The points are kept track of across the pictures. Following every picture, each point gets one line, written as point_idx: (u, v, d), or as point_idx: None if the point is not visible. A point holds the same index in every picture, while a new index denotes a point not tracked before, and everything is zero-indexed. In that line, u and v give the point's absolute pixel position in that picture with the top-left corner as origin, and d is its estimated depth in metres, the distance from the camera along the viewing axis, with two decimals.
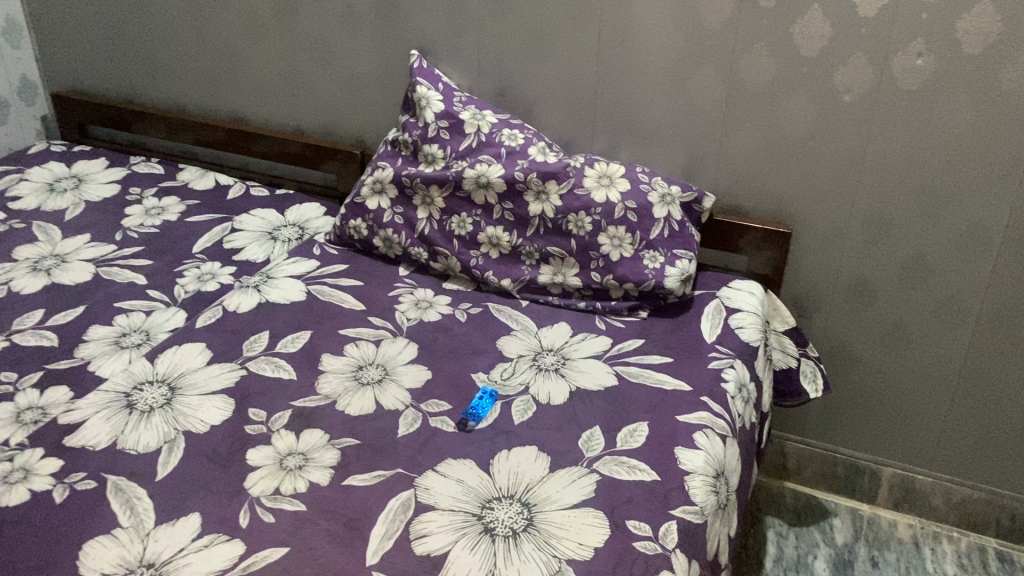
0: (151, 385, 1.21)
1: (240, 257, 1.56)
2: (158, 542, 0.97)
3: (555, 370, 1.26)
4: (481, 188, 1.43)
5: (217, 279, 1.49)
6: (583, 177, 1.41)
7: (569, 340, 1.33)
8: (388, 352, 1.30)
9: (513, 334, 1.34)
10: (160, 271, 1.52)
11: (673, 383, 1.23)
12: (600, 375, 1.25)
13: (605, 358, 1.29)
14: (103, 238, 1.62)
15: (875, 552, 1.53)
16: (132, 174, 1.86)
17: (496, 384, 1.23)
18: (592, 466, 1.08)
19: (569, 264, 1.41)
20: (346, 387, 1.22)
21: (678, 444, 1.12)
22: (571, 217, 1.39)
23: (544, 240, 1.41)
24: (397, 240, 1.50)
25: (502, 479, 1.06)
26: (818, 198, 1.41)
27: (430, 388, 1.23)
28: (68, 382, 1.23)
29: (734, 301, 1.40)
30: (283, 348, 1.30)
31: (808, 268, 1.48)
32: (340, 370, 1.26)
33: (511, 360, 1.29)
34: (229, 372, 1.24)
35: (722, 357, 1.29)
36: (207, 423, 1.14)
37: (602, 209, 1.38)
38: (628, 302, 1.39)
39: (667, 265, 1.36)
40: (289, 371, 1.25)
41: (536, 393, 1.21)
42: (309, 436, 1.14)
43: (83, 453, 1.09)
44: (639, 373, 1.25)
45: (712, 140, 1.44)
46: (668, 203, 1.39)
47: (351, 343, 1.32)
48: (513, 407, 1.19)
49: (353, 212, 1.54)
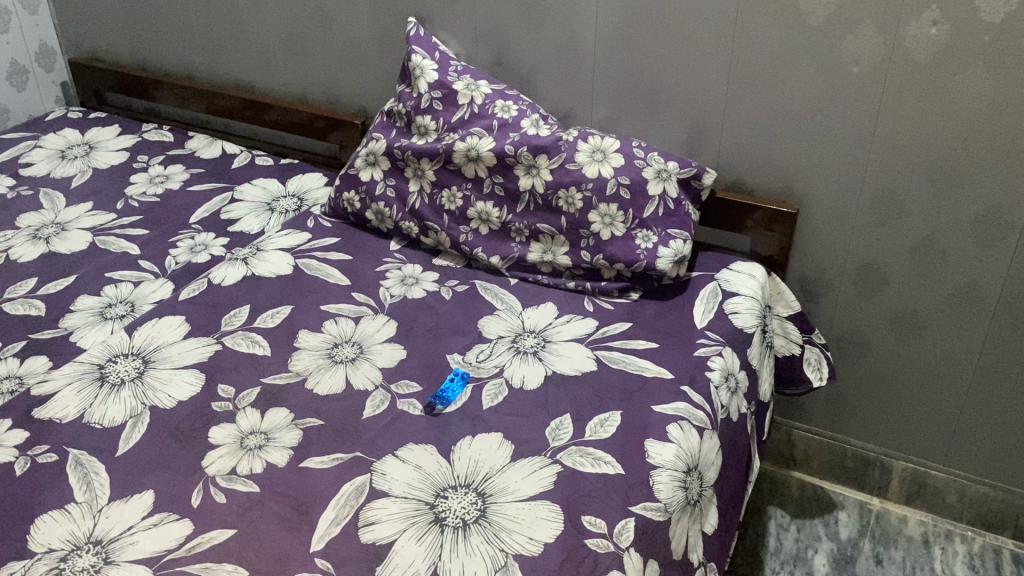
0: (125, 358, 1.21)
1: (234, 228, 1.55)
2: (108, 518, 0.97)
3: (534, 354, 1.22)
4: (472, 161, 1.39)
5: (208, 250, 1.48)
6: (575, 152, 1.35)
7: (552, 322, 1.28)
8: (366, 329, 1.27)
9: (496, 314, 1.30)
10: (154, 241, 1.52)
11: (655, 371, 1.18)
12: (579, 359, 1.20)
13: (587, 342, 1.24)
14: (104, 207, 1.63)
15: (880, 549, 1.45)
16: (142, 141, 1.86)
17: (470, 366, 1.20)
18: (555, 456, 1.04)
19: (559, 242, 1.36)
20: (319, 365, 1.20)
21: (649, 436, 1.07)
22: (562, 192, 1.34)
23: (534, 216, 1.36)
24: (389, 214, 1.47)
25: (461, 466, 1.03)
26: (826, 177, 1.33)
27: (403, 368, 1.20)
28: (48, 352, 1.24)
29: (732, 285, 1.33)
30: (262, 323, 1.28)
31: (816, 250, 1.40)
32: (315, 347, 1.24)
33: (489, 341, 1.24)
34: (205, 347, 1.23)
35: (710, 344, 1.22)
36: (174, 398, 1.14)
37: (593, 186, 1.32)
38: (619, 283, 1.33)
39: (660, 245, 1.30)
40: (264, 347, 1.24)
41: (510, 376, 1.18)
42: (274, 414, 1.12)
43: (49, 425, 1.10)
44: (620, 359, 1.20)
45: (714, 113, 1.36)
46: (664, 179, 1.32)
47: (330, 320, 1.29)
48: (483, 390, 1.15)
49: (346, 184, 1.51)
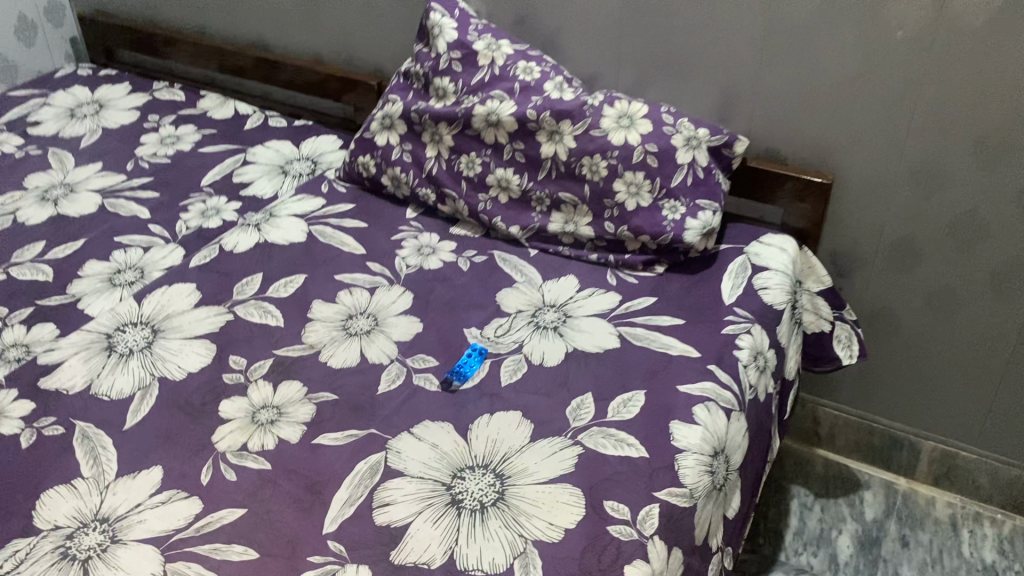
0: (134, 326, 1.17)
1: (247, 192, 1.50)
2: (115, 495, 0.94)
3: (555, 329, 1.17)
4: (492, 126, 1.33)
5: (220, 215, 1.44)
6: (601, 117, 1.29)
7: (574, 296, 1.24)
8: (382, 300, 1.23)
9: (515, 287, 1.26)
10: (165, 204, 1.48)
11: (681, 349, 1.13)
12: (602, 336, 1.16)
13: (609, 318, 1.19)
14: (113, 168, 1.58)
15: (906, 531, 1.41)
16: (153, 100, 1.81)
17: (488, 341, 1.15)
18: (577, 438, 1.00)
19: (582, 212, 1.30)
20: (333, 337, 1.17)
21: (674, 418, 1.03)
22: (585, 160, 1.28)
23: (556, 185, 1.31)
24: (405, 179, 1.42)
25: (479, 446, 1.00)
26: (864, 147, 1.26)
27: (419, 342, 1.16)
28: (56, 319, 1.21)
29: (761, 259, 1.28)
30: (274, 293, 1.24)
31: (850, 223, 1.34)
32: (329, 318, 1.20)
33: (509, 315, 1.20)
34: (216, 316, 1.20)
35: (739, 321, 1.18)
36: (183, 370, 1.11)
37: (618, 153, 1.27)
38: (643, 256, 1.28)
39: (687, 217, 1.25)
40: (276, 318, 1.20)
41: (530, 352, 1.13)
42: (285, 388, 1.09)
43: (56, 397, 1.07)
44: (644, 336, 1.16)
45: (747, 79, 1.30)
46: (693, 147, 1.26)
47: (345, 290, 1.25)
48: (502, 366, 1.11)
49: (361, 147, 1.46)
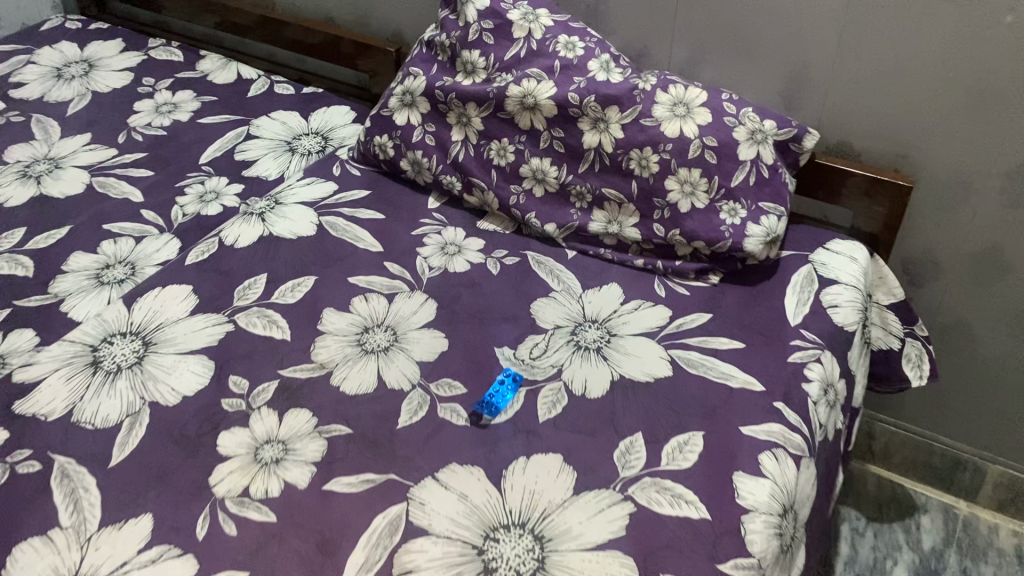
0: (122, 338, 1.04)
1: (250, 173, 1.35)
2: (97, 551, 0.82)
3: (598, 352, 1.03)
4: (528, 109, 1.17)
5: (220, 201, 1.29)
6: (653, 104, 1.13)
7: (618, 310, 1.09)
8: (401, 310, 1.09)
9: (551, 296, 1.11)
10: (159, 186, 1.33)
11: (742, 380, 0.99)
12: (651, 361, 1.02)
13: (659, 338, 1.05)
14: (104, 140, 1.43)
15: (969, 563, 1.29)
16: (148, 60, 1.65)
17: (522, 365, 1.02)
18: (627, 491, 0.87)
19: (628, 211, 1.16)
20: (346, 355, 1.03)
21: (737, 468, 0.90)
22: (634, 153, 1.13)
23: (599, 180, 1.16)
24: (427, 165, 1.26)
25: (514, 499, 0.87)
26: (951, 145, 1.10)
27: (444, 364, 1.02)
28: (35, 325, 1.08)
29: (829, 271, 1.13)
30: (281, 298, 1.10)
31: (926, 228, 1.19)
32: (342, 332, 1.06)
33: (545, 332, 1.06)
34: (216, 327, 1.06)
35: (807, 346, 1.03)
36: (178, 393, 0.98)
37: (672, 147, 1.11)
38: (696, 264, 1.14)
39: (749, 222, 1.10)
40: (283, 330, 1.06)
41: (570, 379, 1.00)
42: (292, 419, 0.96)
43: (33, 424, 0.94)
44: (699, 362, 1.02)
45: (820, 62, 1.13)
46: (758, 141, 1.10)
47: (360, 296, 1.11)
48: (539, 398, 0.98)
49: (379, 126, 1.30)
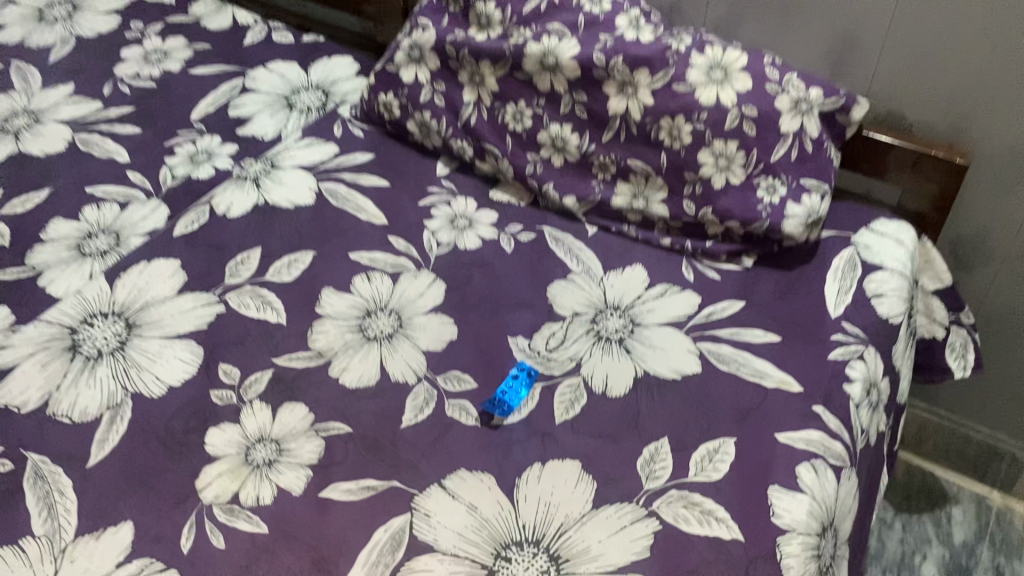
0: (103, 318, 0.95)
1: (245, 132, 1.25)
2: (73, 564, 0.75)
3: (620, 343, 0.95)
4: (548, 70, 1.07)
5: (212, 163, 1.20)
6: (688, 68, 1.02)
7: (642, 295, 1.01)
8: (407, 292, 1.01)
9: (570, 279, 1.02)
10: (147, 144, 1.23)
11: (778, 380, 0.91)
12: (678, 356, 0.94)
13: (687, 329, 0.97)
14: (88, 92, 1.33)
15: (1002, 560, 1.23)
16: (137, 2, 1.53)
17: (537, 358, 0.93)
18: (652, 506, 0.80)
19: (655, 185, 1.06)
20: (347, 342, 0.95)
21: (773, 482, 0.82)
22: (665, 122, 1.03)
23: (624, 150, 1.06)
24: (436, 127, 1.16)
25: (528, 512, 0.79)
26: (1015, 122, 1.00)
27: (453, 355, 0.94)
28: (10, 302, 0.99)
29: (874, 255, 1.03)
30: (276, 277, 1.02)
31: (979, 208, 1.09)
32: (342, 316, 0.98)
33: (563, 320, 0.98)
34: (205, 308, 0.97)
35: (849, 342, 0.95)
36: (163, 384, 0.90)
37: (707, 116, 1.01)
38: (728, 245, 1.04)
39: (789, 201, 1.00)
40: (277, 313, 0.98)
41: (590, 374, 0.92)
42: (287, 414, 0.88)
43: (5, 417, 0.86)
44: (731, 358, 0.93)
45: (874, 25, 1.01)
46: (802, 112, 1.00)
47: (361, 275, 1.03)
48: (556, 397, 0.89)
49: (383, 83, 1.20)
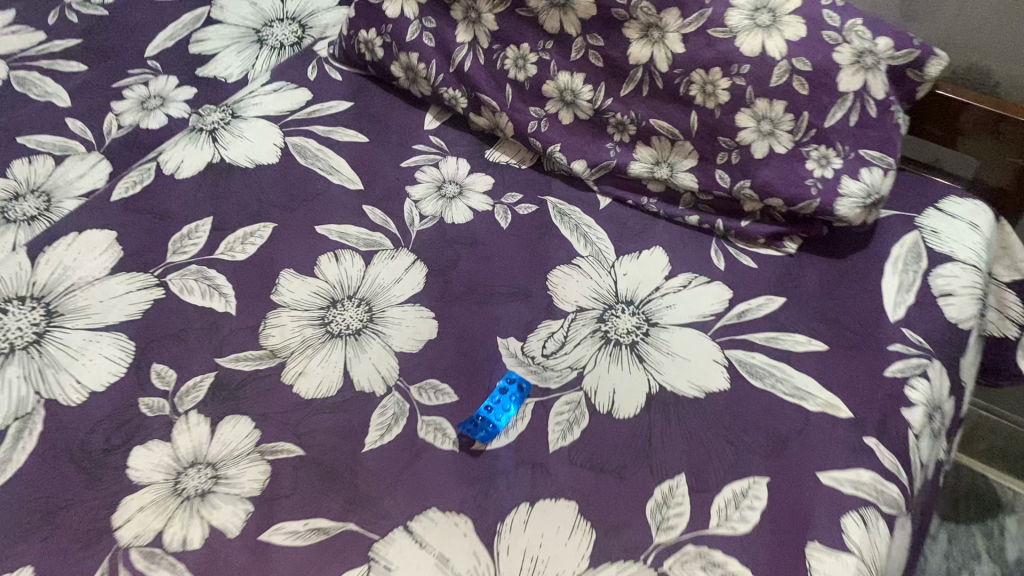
0: (20, 304, 0.80)
1: (206, 73, 1.08)
2: None
3: (632, 349, 0.79)
4: (557, 7, 0.88)
5: (165, 109, 1.03)
6: (728, 7, 0.82)
7: (661, 287, 0.84)
8: (381, 276, 0.85)
9: (575, 264, 0.86)
10: (91, 85, 1.06)
11: (822, 402, 0.75)
12: (702, 367, 0.78)
13: (714, 333, 0.80)
14: (31, 21, 1.15)
15: None
16: None
17: (530, 366, 0.78)
18: (662, 566, 0.65)
19: (682, 151, 0.88)
20: (305, 339, 0.80)
21: (812, 537, 0.67)
22: (697, 75, 0.84)
23: (646, 107, 0.88)
24: (424, 73, 0.98)
25: (510, 569, 0.65)
26: None
27: (431, 358, 0.79)
28: None
29: (944, 242, 0.86)
30: (227, 254, 0.86)
31: None
32: (302, 306, 0.82)
33: (564, 317, 0.82)
34: (142, 294, 0.82)
35: (911, 355, 0.78)
36: (84, 390, 0.75)
37: (749, 69, 0.82)
38: (768, 227, 0.87)
39: (845, 175, 0.82)
40: (225, 302, 0.82)
41: (593, 389, 0.76)
42: (228, 431, 0.73)
43: None
44: (766, 372, 0.77)
45: None
46: (866, 67, 0.79)
47: (328, 254, 0.87)
48: (550, 419, 0.74)
49: (364, 16, 1.00)
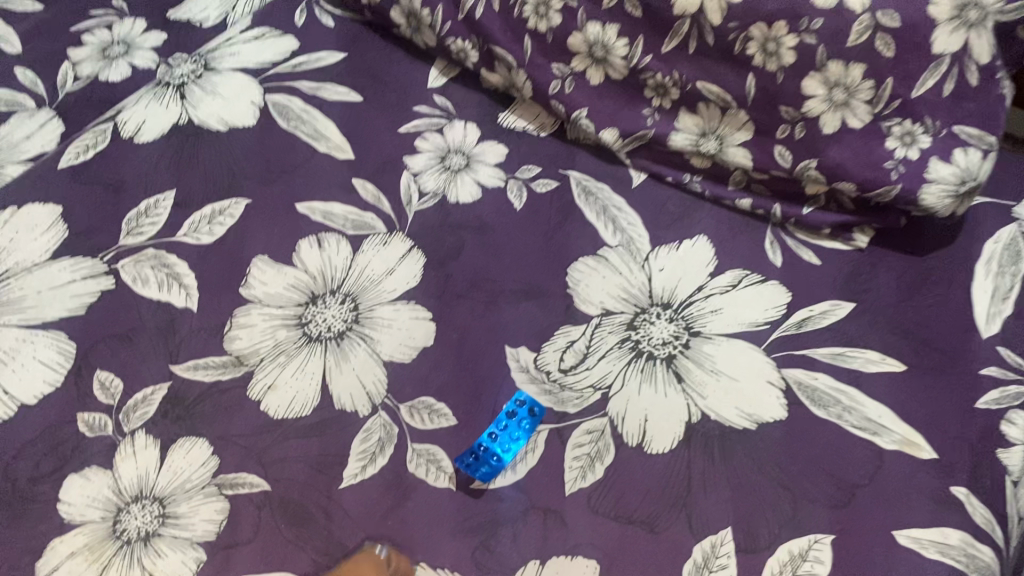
0: None
1: (180, 10, 0.91)
2: None
3: (669, 364, 0.66)
4: None
5: (129, 59, 0.87)
6: None
7: (705, 287, 0.70)
8: (369, 266, 0.71)
9: (602, 256, 0.72)
10: (46, 24, 0.91)
11: (898, 439, 0.62)
12: (753, 390, 0.65)
13: (768, 346, 0.67)
14: None
15: None
16: None
17: (543, 386, 0.66)
18: None
19: (734, 121, 0.69)
20: (278, 344, 0.67)
21: None
22: (755, 30, 0.63)
23: (693, 68, 0.68)
24: (426, 17, 0.79)
25: None
26: None
27: (427, 370, 0.67)
28: None
29: None
30: (189, 236, 0.72)
31: None
32: (275, 300, 0.69)
33: (589, 322, 0.68)
34: (88, 284, 0.70)
35: (1011, 380, 0.64)
36: (15, 403, 0.64)
37: (821, 24, 0.61)
38: (835, 215, 0.71)
39: (935, 159, 0.63)
40: (186, 296, 0.69)
41: (620, 416, 0.64)
42: (180, 457, 0.62)
43: None
44: (830, 399, 0.64)
45: None
46: (973, 23, 0.59)
47: (310, 239, 0.73)
48: (567, 456, 0.63)
49: None
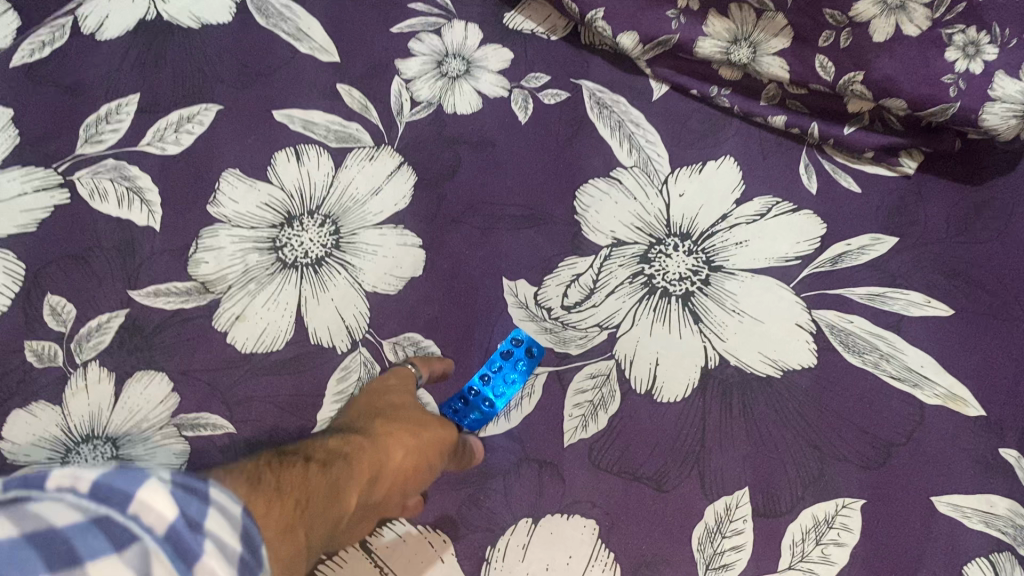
0: None
1: None
2: None
3: (685, 303, 0.59)
4: None
5: None
6: None
7: (729, 216, 0.61)
8: (354, 183, 0.63)
9: (615, 178, 0.63)
10: None
11: (940, 393, 0.56)
12: (775, 334, 0.58)
13: (798, 285, 0.59)
14: None
15: None
16: None
17: (543, 324, 0.60)
18: None
19: (772, 27, 0.57)
20: (252, 270, 0.61)
21: None
22: None
23: None
24: None
25: None
26: None
27: (414, 303, 0.61)
28: None
29: None
30: (153, 146, 0.64)
31: None
32: (249, 219, 0.62)
33: (595, 254, 0.61)
34: (40, 197, 0.62)
35: None
36: None
37: None
38: (882, 137, 0.59)
39: (1004, 74, 0.51)
40: (147, 215, 0.62)
41: (628, 358, 0.59)
42: (137, 393, 0.58)
43: None
44: (867, 346, 0.57)
45: None
46: None
47: (287, 151, 0.64)
48: (568, 404, 0.58)
49: None
